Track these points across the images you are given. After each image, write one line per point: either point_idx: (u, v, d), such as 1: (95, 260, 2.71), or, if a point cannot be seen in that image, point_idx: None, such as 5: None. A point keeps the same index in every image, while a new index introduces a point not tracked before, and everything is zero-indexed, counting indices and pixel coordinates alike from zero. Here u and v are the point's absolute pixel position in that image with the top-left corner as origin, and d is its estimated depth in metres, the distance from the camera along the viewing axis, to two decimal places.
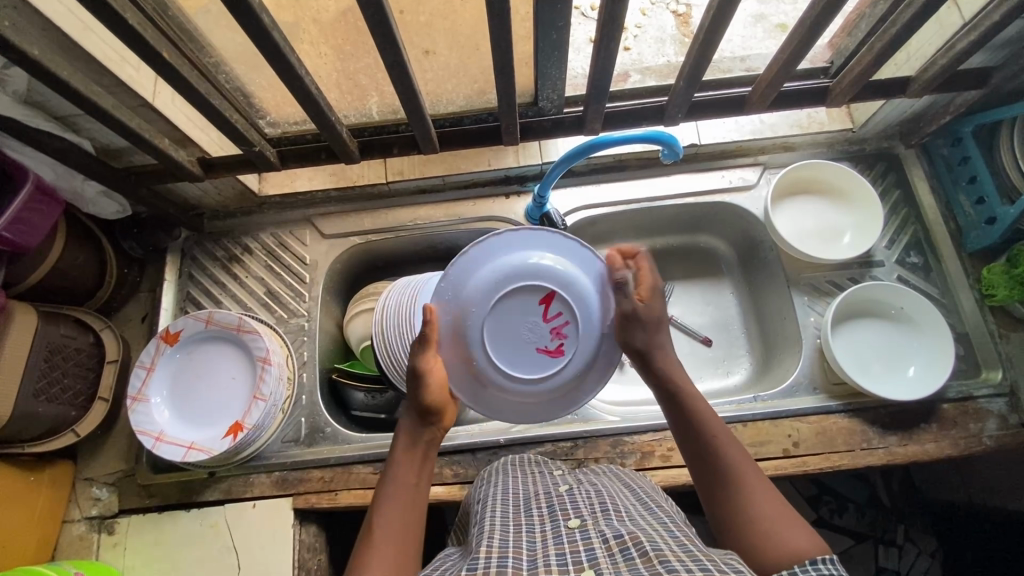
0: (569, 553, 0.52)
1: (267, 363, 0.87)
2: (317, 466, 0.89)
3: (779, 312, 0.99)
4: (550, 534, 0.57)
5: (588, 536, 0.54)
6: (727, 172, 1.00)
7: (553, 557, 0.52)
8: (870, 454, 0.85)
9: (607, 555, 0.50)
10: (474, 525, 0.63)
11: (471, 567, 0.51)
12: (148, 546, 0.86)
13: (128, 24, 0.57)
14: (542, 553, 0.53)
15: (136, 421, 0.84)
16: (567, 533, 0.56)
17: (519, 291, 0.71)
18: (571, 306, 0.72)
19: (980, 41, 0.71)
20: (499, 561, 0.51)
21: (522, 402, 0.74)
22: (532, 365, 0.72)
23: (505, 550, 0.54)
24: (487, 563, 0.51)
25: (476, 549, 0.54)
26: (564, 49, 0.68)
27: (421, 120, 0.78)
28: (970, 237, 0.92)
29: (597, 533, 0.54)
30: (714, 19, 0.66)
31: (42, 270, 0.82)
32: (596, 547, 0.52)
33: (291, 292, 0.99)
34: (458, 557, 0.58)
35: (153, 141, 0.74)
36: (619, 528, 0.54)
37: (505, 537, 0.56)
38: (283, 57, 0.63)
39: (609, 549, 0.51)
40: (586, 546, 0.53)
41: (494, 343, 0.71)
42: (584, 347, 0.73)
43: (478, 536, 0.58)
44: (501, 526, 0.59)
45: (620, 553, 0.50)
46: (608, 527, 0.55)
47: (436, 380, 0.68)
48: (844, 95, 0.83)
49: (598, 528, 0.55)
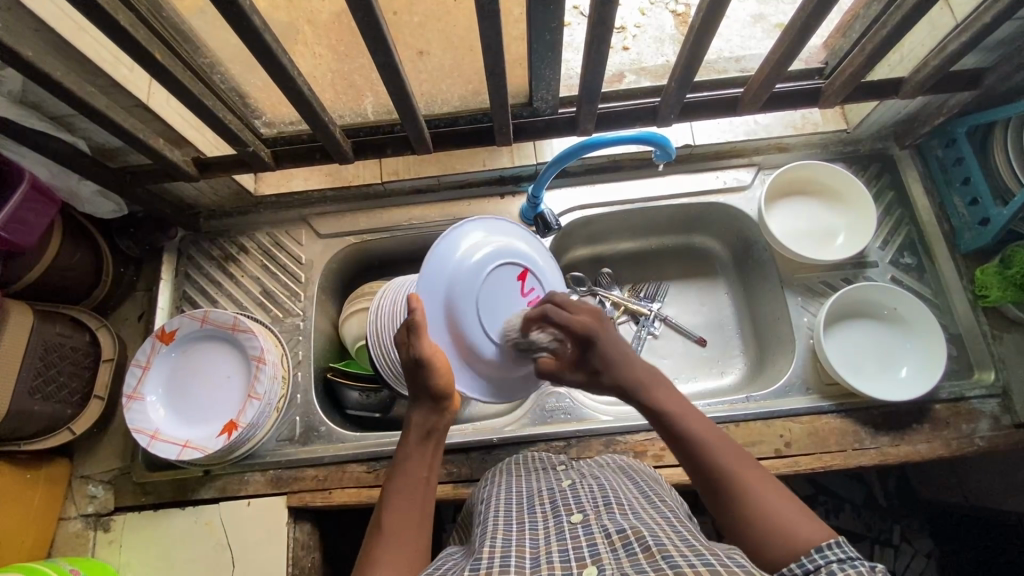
0: (571, 550, 0.52)
1: (261, 362, 0.87)
2: (312, 464, 0.90)
3: (772, 313, 0.99)
4: (554, 530, 0.57)
5: (591, 531, 0.54)
6: (721, 172, 1.00)
7: (556, 553, 0.52)
8: (863, 454, 0.85)
9: (610, 550, 0.51)
10: (479, 523, 0.64)
11: (474, 567, 0.51)
12: (143, 543, 0.87)
13: (119, 24, 0.57)
14: (546, 550, 0.53)
15: (132, 419, 0.85)
16: (570, 529, 0.56)
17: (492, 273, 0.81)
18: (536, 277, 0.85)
19: (971, 42, 0.72)
20: (502, 560, 0.51)
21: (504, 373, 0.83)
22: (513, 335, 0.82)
23: (507, 549, 0.54)
24: (491, 563, 0.51)
25: (480, 549, 0.55)
26: (558, 50, 0.69)
27: (414, 120, 0.79)
28: (963, 239, 0.92)
29: (600, 528, 0.55)
30: (706, 18, 0.66)
31: (39, 269, 0.83)
32: (599, 543, 0.52)
33: (286, 291, 0.99)
34: (462, 555, 0.59)
35: (148, 141, 0.74)
36: (621, 521, 0.55)
37: (508, 536, 0.56)
38: (276, 58, 0.63)
39: (611, 544, 0.51)
40: (588, 542, 0.53)
41: (479, 318, 0.80)
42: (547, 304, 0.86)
43: (482, 536, 0.58)
44: (503, 526, 0.59)
45: (623, 548, 0.50)
46: (610, 522, 0.55)
47: (432, 366, 0.69)
48: (836, 96, 0.83)
49: (600, 523, 0.55)
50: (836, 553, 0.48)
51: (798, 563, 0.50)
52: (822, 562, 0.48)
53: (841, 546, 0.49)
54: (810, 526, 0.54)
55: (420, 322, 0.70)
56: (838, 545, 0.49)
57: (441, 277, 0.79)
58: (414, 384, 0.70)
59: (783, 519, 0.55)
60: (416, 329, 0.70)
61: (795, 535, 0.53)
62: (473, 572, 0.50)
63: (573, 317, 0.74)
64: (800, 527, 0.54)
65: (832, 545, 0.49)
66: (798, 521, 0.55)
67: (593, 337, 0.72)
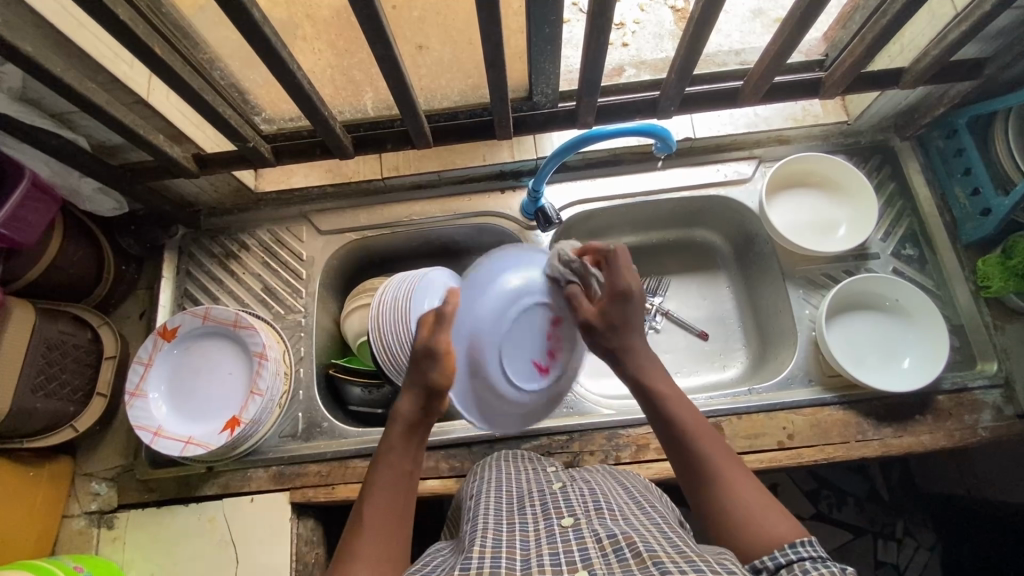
0: (562, 553, 0.52)
1: (263, 358, 0.87)
2: (314, 461, 0.90)
3: (774, 306, 0.99)
4: (544, 532, 0.57)
5: (582, 535, 0.54)
6: (721, 165, 1.00)
7: (546, 556, 0.52)
8: (865, 445, 0.85)
9: (601, 555, 0.51)
10: (467, 521, 0.64)
11: (464, 567, 0.51)
12: (147, 540, 0.87)
13: (118, 18, 0.57)
14: (536, 553, 0.53)
15: (134, 415, 0.85)
16: (561, 532, 0.56)
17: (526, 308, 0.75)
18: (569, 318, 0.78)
19: (972, 31, 0.71)
20: (492, 561, 0.51)
21: (512, 409, 0.77)
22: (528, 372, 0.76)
23: (498, 549, 0.54)
24: (481, 563, 0.51)
25: (469, 548, 0.55)
26: (558, 43, 0.68)
27: (414, 114, 0.79)
28: (965, 229, 0.92)
29: (591, 532, 0.55)
30: (706, 9, 0.66)
31: (39, 267, 0.83)
32: (590, 547, 0.52)
33: (287, 288, 0.99)
34: (450, 553, 0.59)
35: (148, 138, 0.74)
36: (612, 528, 0.55)
37: (499, 537, 0.56)
38: (275, 52, 0.63)
39: (602, 549, 0.51)
40: (579, 546, 0.53)
41: (503, 357, 0.73)
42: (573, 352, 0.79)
43: (471, 534, 0.58)
44: (493, 525, 0.59)
45: (614, 553, 0.50)
46: (601, 527, 0.55)
47: (440, 360, 0.67)
48: (836, 87, 0.83)
49: (592, 528, 0.55)
50: (807, 551, 0.51)
51: (769, 556, 0.53)
52: (794, 557, 0.51)
53: (812, 544, 0.52)
54: (787, 525, 0.56)
55: (449, 313, 0.69)
56: (809, 543, 0.52)
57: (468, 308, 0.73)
58: (417, 373, 0.68)
59: (761, 516, 0.57)
60: (444, 319, 0.68)
61: (769, 533, 0.56)
62: (462, 572, 0.50)
63: (625, 273, 0.71)
64: (776, 525, 0.56)
65: (804, 543, 0.52)
66: (775, 518, 0.57)
67: (634, 294, 0.71)
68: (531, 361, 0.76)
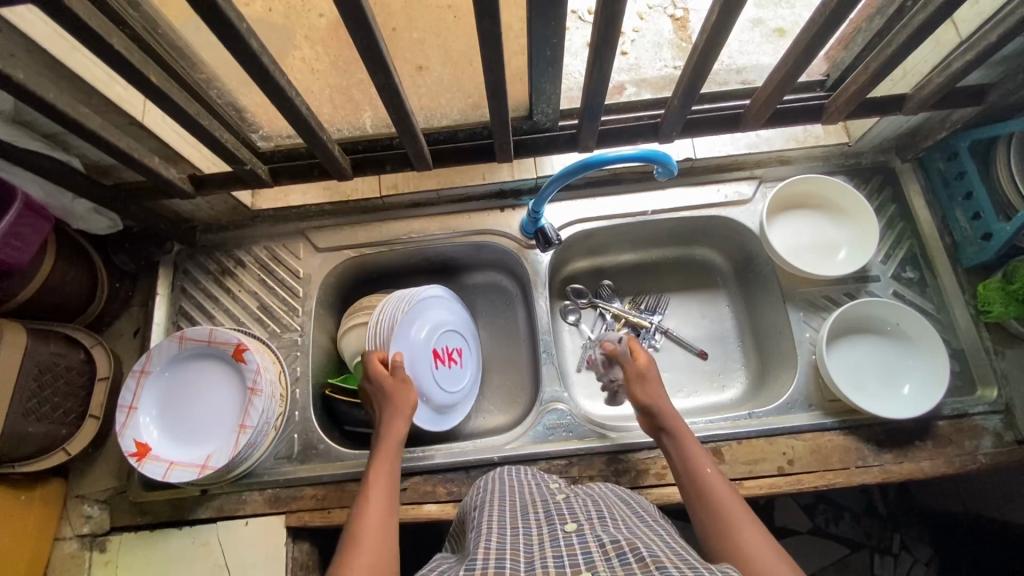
0: (565, 555, 0.51)
1: (257, 395, 0.85)
2: (310, 484, 0.89)
3: (774, 327, 0.99)
4: (548, 537, 0.56)
5: (585, 540, 0.53)
6: (722, 185, 1.00)
7: (551, 559, 0.51)
8: (866, 471, 0.85)
9: (604, 558, 0.50)
10: (471, 530, 0.63)
11: (468, 568, 0.50)
12: (139, 564, 0.86)
13: (113, 48, 0.56)
14: (539, 556, 0.52)
15: (135, 463, 0.82)
16: (565, 536, 0.55)
17: (459, 328, 1.00)
18: (472, 348, 1.03)
19: (976, 61, 0.71)
20: (496, 561, 0.51)
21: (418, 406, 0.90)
22: (435, 374, 0.93)
23: (502, 551, 0.53)
24: (484, 564, 0.50)
25: (474, 551, 0.54)
26: (559, 65, 0.67)
27: (414, 137, 0.77)
28: (966, 253, 0.92)
29: (594, 538, 0.54)
30: (710, 39, 0.65)
31: (30, 289, 0.81)
32: (593, 550, 0.51)
33: (284, 306, 0.98)
34: (455, 560, 0.58)
35: (144, 161, 0.73)
36: (615, 533, 0.54)
37: (502, 540, 0.55)
38: (273, 80, 0.62)
39: (605, 553, 0.50)
40: (583, 549, 0.52)
41: (415, 362, 0.90)
42: (457, 374, 0.97)
43: (476, 540, 0.57)
44: (499, 529, 0.58)
45: (617, 558, 0.49)
46: (605, 533, 0.54)
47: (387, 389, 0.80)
48: (841, 113, 0.82)
49: (595, 535, 0.54)
50: None
51: None
52: None
53: None
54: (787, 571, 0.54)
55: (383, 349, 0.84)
56: None
57: (425, 307, 0.93)
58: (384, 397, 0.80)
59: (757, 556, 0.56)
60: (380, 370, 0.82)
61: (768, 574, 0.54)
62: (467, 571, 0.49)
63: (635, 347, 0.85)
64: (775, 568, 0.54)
65: None
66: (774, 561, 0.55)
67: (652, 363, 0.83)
68: (434, 363, 0.93)
